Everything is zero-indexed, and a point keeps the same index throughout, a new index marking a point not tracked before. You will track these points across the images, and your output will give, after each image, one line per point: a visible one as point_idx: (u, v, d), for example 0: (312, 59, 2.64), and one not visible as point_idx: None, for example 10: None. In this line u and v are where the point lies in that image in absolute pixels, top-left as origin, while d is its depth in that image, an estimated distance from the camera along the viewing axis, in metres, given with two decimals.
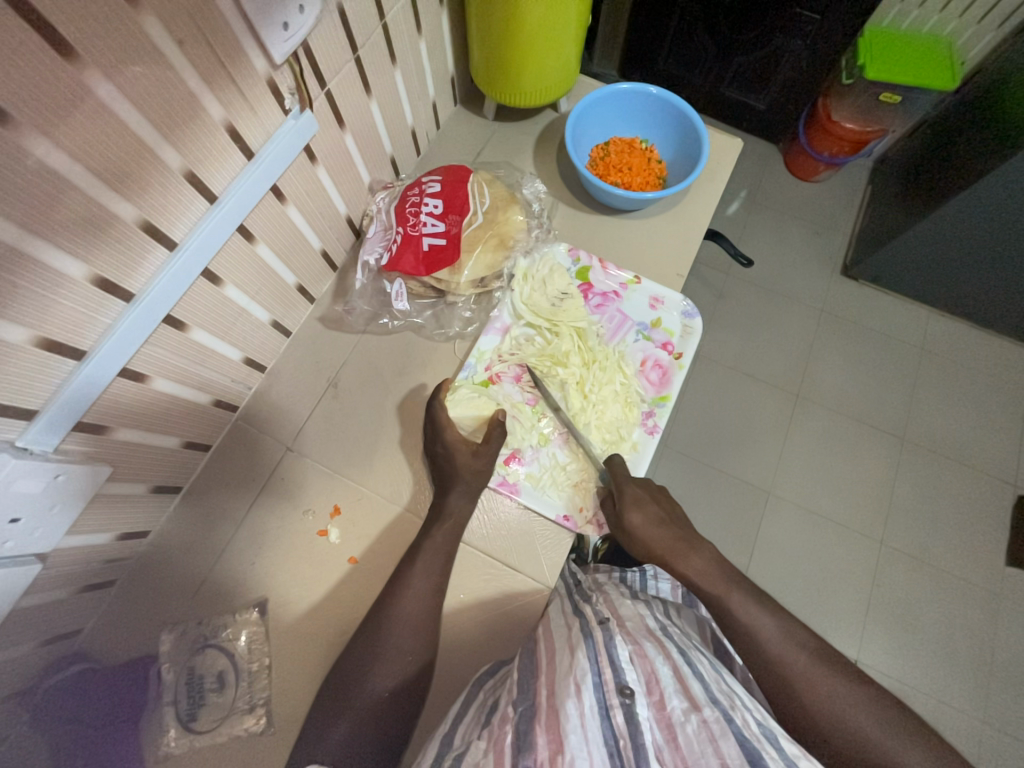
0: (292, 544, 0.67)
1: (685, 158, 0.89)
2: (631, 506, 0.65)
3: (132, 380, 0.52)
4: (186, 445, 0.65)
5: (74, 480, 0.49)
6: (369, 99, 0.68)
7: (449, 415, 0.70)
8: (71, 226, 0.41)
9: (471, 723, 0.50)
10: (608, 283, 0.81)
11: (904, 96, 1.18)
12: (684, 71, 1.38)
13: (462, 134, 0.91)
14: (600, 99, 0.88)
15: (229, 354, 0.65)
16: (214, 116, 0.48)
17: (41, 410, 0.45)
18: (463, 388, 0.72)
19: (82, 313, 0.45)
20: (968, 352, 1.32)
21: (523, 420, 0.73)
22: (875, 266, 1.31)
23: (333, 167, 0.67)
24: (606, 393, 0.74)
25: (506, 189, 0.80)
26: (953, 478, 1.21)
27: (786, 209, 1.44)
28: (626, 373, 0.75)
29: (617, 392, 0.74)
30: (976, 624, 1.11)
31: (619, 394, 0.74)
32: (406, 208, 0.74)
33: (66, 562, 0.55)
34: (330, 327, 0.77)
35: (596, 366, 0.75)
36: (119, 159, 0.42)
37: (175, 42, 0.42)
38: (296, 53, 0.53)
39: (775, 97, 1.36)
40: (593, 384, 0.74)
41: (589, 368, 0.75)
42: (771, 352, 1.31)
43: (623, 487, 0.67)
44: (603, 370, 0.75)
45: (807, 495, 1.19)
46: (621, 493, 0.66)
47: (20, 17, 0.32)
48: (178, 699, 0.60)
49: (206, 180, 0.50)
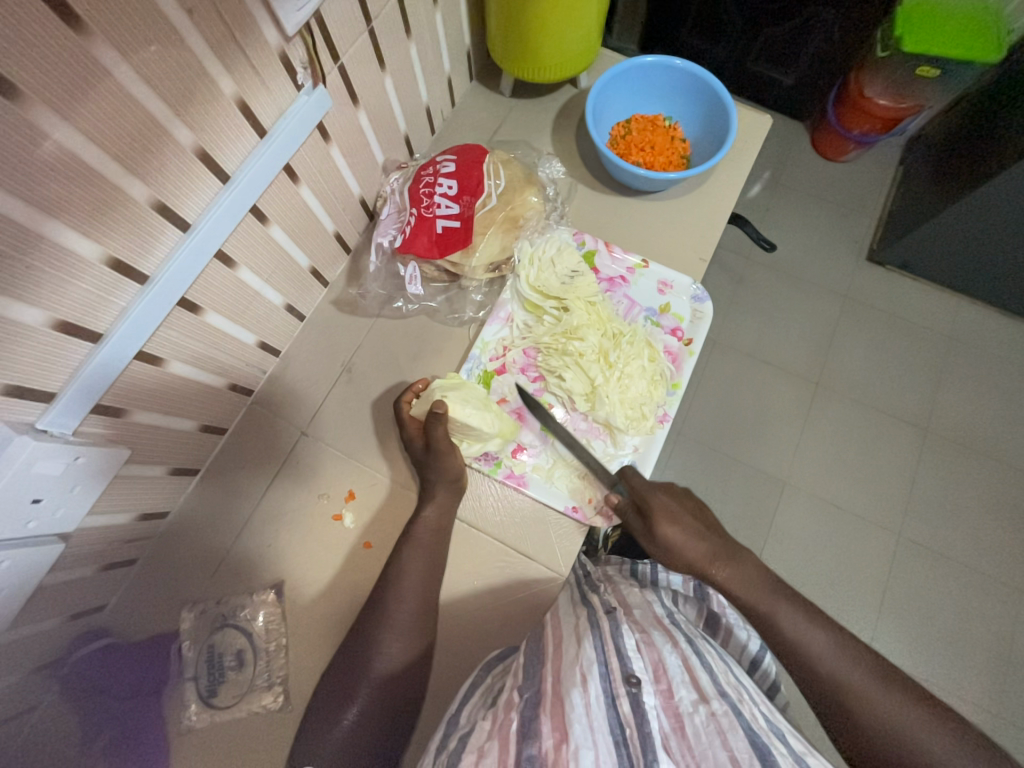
0: (307, 528, 0.68)
1: (710, 136, 0.86)
2: (661, 518, 0.66)
3: (149, 363, 0.52)
4: (203, 428, 0.66)
5: (92, 462, 0.50)
6: (383, 74, 0.66)
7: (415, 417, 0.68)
8: (85, 206, 0.40)
9: (478, 706, 0.51)
10: (614, 268, 0.78)
11: (942, 68, 1.11)
12: (708, 45, 1.32)
13: (478, 111, 0.89)
14: (623, 73, 0.84)
15: (243, 337, 0.65)
16: (225, 92, 0.46)
17: (59, 393, 0.45)
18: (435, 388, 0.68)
19: (95, 296, 0.44)
20: (999, 340, 1.26)
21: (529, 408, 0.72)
22: (904, 251, 1.25)
23: (346, 146, 0.66)
24: (633, 368, 0.71)
25: (523, 169, 0.77)
26: (977, 471, 1.18)
27: (812, 191, 1.38)
28: (653, 349, 0.74)
29: (644, 368, 0.72)
30: (995, 619, 1.09)
31: (646, 370, 0.72)
32: (419, 189, 0.72)
33: (88, 542, 0.55)
34: (344, 311, 0.76)
35: (622, 341, 0.73)
36: (129, 136, 0.41)
37: (185, 12, 0.40)
38: (308, 24, 0.51)
39: (806, 71, 1.29)
40: (619, 357, 0.72)
41: (613, 342, 0.73)
42: (792, 340, 1.27)
43: (650, 502, 0.67)
44: (631, 345, 0.73)
45: (824, 486, 1.17)
46: (648, 507, 0.66)
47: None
48: (199, 675, 0.62)
49: (218, 158, 0.49)
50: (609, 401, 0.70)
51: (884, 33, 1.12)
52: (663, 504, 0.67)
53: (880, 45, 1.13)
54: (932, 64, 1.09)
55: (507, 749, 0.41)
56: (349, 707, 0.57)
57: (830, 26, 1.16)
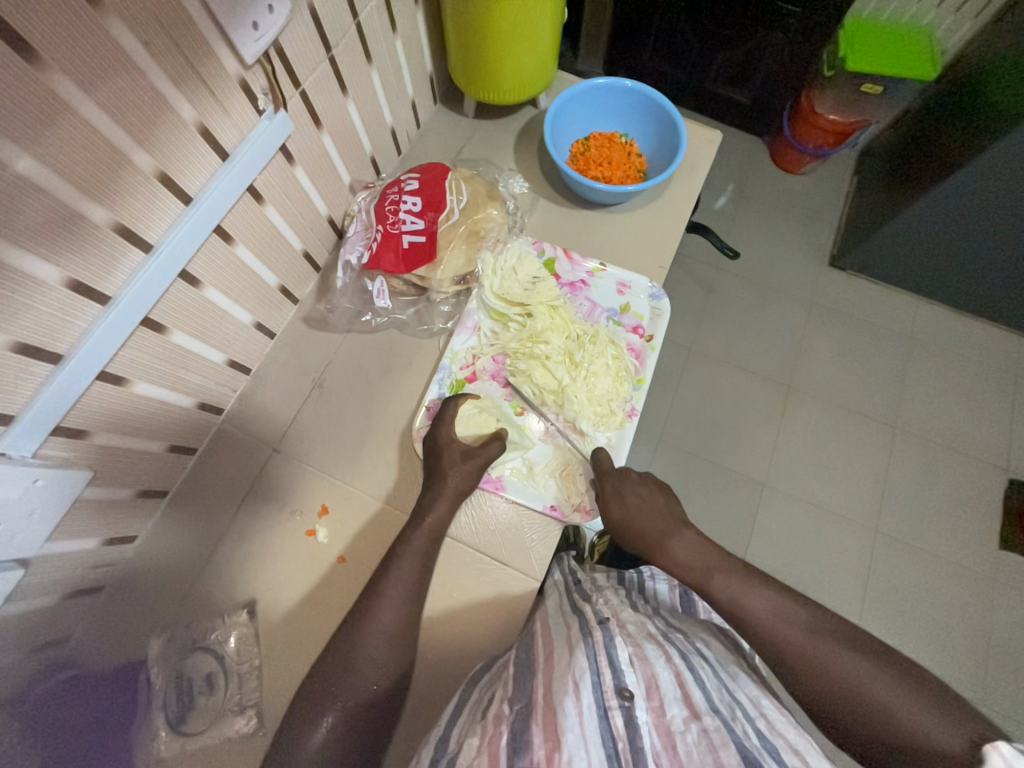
0: (281, 545, 0.68)
1: (663, 150, 0.90)
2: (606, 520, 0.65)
3: (112, 384, 0.52)
4: (171, 449, 0.65)
5: (52, 486, 0.49)
6: (346, 99, 0.68)
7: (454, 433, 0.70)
8: (43, 228, 0.41)
9: (467, 721, 0.49)
10: (576, 273, 0.81)
11: (886, 86, 1.20)
12: (668, 67, 1.39)
13: (444, 133, 0.92)
14: (577, 95, 0.88)
15: (211, 355, 0.65)
16: (185, 117, 0.48)
17: (19, 416, 0.45)
18: (466, 405, 0.72)
19: (56, 318, 0.44)
20: (955, 338, 1.33)
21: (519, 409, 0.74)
22: (862, 256, 1.32)
23: (311, 167, 0.67)
24: (598, 366, 0.74)
25: (485, 185, 0.80)
26: (944, 463, 1.22)
27: (773, 201, 1.44)
28: (617, 347, 0.76)
29: (608, 365, 0.74)
30: (970, 606, 1.12)
31: (610, 366, 0.74)
32: (385, 206, 0.73)
33: (51, 570, 0.54)
34: (314, 328, 0.77)
35: (586, 341, 0.75)
36: (90, 163, 0.42)
37: (141, 44, 0.42)
38: (267, 52, 0.53)
39: (760, 89, 1.37)
40: (583, 357, 0.74)
41: (579, 343, 0.75)
42: (761, 343, 1.31)
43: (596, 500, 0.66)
44: (594, 345, 0.75)
45: (800, 484, 1.20)
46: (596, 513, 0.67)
47: None
48: (168, 702, 0.60)
49: (180, 181, 0.50)
50: (577, 401, 0.72)
51: (829, 54, 1.20)
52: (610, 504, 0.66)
53: (826, 66, 1.22)
54: (876, 82, 1.18)
55: (497, 759, 0.41)
56: (328, 711, 0.55)
57: (781, 48, 1.25)
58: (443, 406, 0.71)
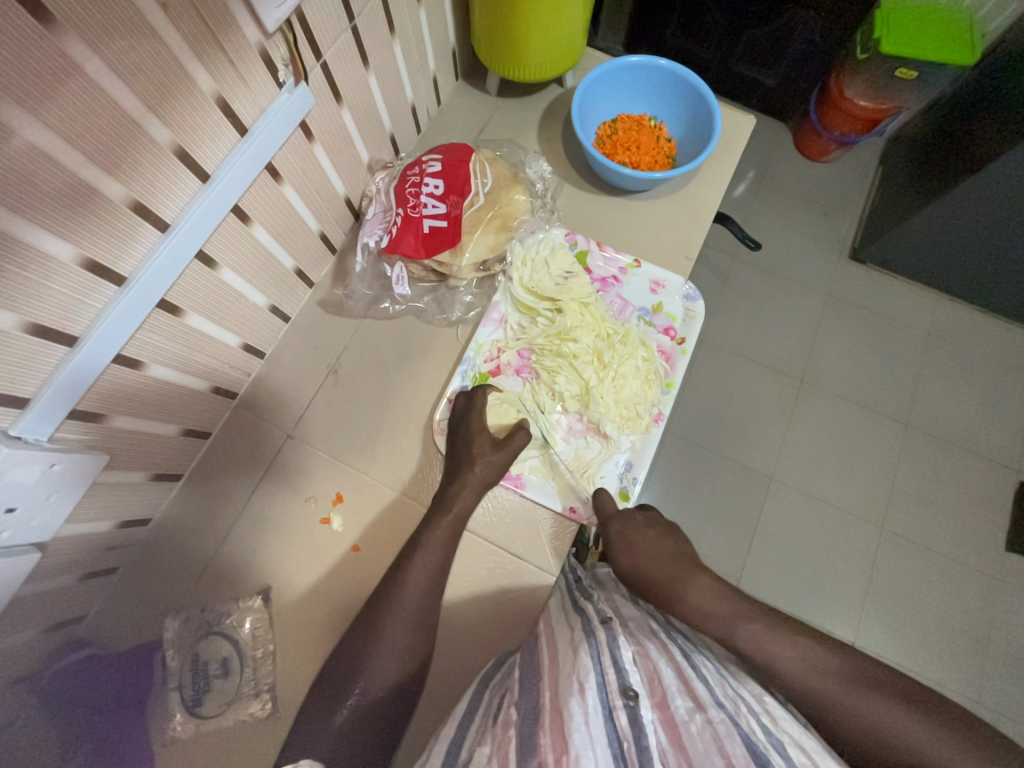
0: (294, 532, 0.67)
1: (694, 135, 0.86)
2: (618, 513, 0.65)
3: (129, 367, 0.51)
4: (185, 433, 0.64)
5: (70, 469, 0.48)
6: (367, 72, 0.65)
7: (484, 421, 0.70)
8: (55, 203, 0.39)
9: (479, 729, 0.47)
10: (607, 268, 0.78)
11: (919, 72, 1.14)
12: (693, 45, 1.33)
13: (465, 111, 0.88)
14: (607, 73, 0.84)
15: (226, 339, 0.63)
16: (203, 88, 0.45)
17: (34, 400, 0.44)
18: (492, 397, 0.71)
19: (72, 298, 0.43)
20: (975, 337, 1.30)
21: (540, 406, 0.72)
22: (885, 251, 1.28)
23: (330, 145, 0.65)
24: (627, 368, 0.72)
25: (509, 168, 0.77)
26: (956, 465, 1.21)
27: (796, 191, 1.40)
28: (647, 349, 0.74)
29: (638, 368, 0.73)
30: (974, 608, 1.12)
31: (640, 369, 0.73)
32: (406, 188, 0.71)
33: (65, 552, 0.54)
34: (329, 312, 0.75)
35: (616, 341, 0.73)
36: (103, 134, 0.39)
37: (157, 5, 0.39)
38: (289, 20, 0.50)
39: (788, 71, 1.30)
40: (613, 357, 0.72)
41: (610, 343, 0.73)
42: (777, 337, 1.29)
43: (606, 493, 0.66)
44: (624, 346, 0.73)
45: (810, 482, 1.19)
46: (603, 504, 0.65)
47: None
48: (183, 684, 0.61)
49: (198, 158, 0.48)
50: (603, 402, 0.70)
51: (863, 36, 1.14)
52: None
53: (859, 48, 1.16)
54: (911, 65, 1.11)
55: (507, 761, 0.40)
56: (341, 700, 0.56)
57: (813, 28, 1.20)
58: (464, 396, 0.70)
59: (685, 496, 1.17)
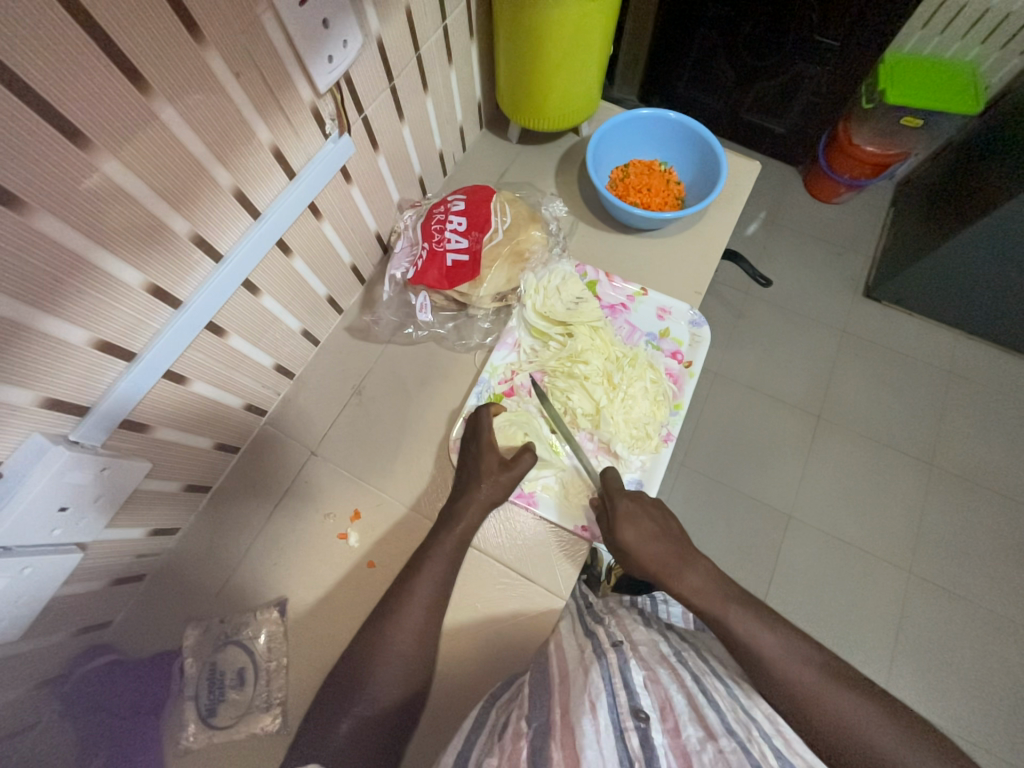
0: (313, 546, 0.69)
1: (703, 179, 0.92)
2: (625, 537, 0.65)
3: (175, 382, 0.56)
4: (218, 446, 0.68)
5: (115, 475, 0.52)
6: (402, 124, 0.73)
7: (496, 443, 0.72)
8: (131, 236, 0.44)
9: (486, 744, 0.48)
10: (616, 296, 0.82)
11: (925, 119, 1.21)
12: (703, 97, 1.41)
13: (489, 156, 0.96)
14: (620, 123, 0.91)
15: (261, 359, 0.68)
16: (261, 138, 0.52)
17: (92, 409, 0.48)
18: (501, 417, 0.74)
19: (135, 318, 0.48)
20: (997, 375, 1.28)
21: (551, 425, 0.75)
22: (897, 288, 1.30)
23: (365, 186, 0.71)
24: (636, 389, 0.75)
25: (527, 208, 0.83)
26: (984, 506, 1.17)
27: (806, 231, 1.44)
28: (655, 371, 0.77)
29: (647, 388, 0.75)
30: (1012, 661, 1.06)
31: (649, 390, 0.75)
32: (431, 225, 0.77)
33: (101, 556, 0.57)
34: (357, 337, 0.80)
35: (625, 363, 0.76)
36: (176, 177, 0.45)
37: (233, 75, 0.46)
38: (338, 82, 0.57)
39: (795, 121, 1.37)
40: (622, 379, 0.75)
41: (619, 365, 0.76)
42: (791, 371, 1.30)
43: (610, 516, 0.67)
44: (633, 368, 0.76)
45: (829, 518, 1.17)
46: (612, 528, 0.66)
47: (114, 64, 0.37)
48: (199, 694, 0.62)
49: (251, 197, 0.54)
50: (613, 422, 0.73)
51: (867, 88, 1.24)
52: (631, 518, 0.67)
53: (865, 98, 1.25)
54: (916, 116, 1.20)
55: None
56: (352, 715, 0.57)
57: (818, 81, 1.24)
58: (480, 418, 0.73)
59: (700, 529, 1.16)
